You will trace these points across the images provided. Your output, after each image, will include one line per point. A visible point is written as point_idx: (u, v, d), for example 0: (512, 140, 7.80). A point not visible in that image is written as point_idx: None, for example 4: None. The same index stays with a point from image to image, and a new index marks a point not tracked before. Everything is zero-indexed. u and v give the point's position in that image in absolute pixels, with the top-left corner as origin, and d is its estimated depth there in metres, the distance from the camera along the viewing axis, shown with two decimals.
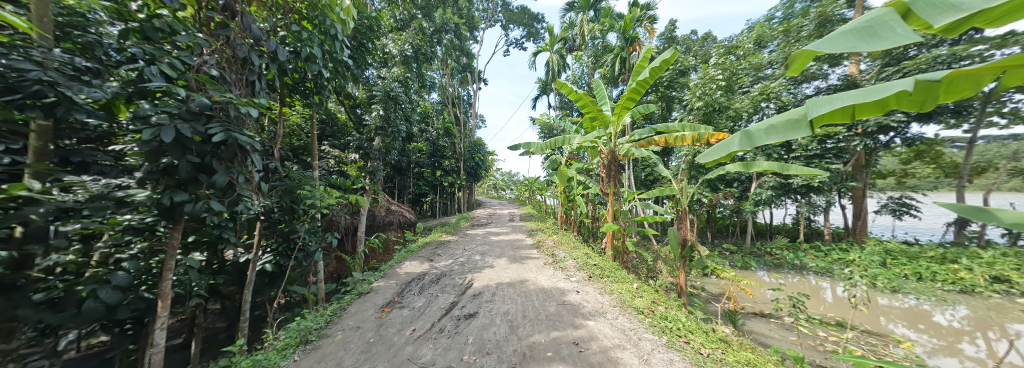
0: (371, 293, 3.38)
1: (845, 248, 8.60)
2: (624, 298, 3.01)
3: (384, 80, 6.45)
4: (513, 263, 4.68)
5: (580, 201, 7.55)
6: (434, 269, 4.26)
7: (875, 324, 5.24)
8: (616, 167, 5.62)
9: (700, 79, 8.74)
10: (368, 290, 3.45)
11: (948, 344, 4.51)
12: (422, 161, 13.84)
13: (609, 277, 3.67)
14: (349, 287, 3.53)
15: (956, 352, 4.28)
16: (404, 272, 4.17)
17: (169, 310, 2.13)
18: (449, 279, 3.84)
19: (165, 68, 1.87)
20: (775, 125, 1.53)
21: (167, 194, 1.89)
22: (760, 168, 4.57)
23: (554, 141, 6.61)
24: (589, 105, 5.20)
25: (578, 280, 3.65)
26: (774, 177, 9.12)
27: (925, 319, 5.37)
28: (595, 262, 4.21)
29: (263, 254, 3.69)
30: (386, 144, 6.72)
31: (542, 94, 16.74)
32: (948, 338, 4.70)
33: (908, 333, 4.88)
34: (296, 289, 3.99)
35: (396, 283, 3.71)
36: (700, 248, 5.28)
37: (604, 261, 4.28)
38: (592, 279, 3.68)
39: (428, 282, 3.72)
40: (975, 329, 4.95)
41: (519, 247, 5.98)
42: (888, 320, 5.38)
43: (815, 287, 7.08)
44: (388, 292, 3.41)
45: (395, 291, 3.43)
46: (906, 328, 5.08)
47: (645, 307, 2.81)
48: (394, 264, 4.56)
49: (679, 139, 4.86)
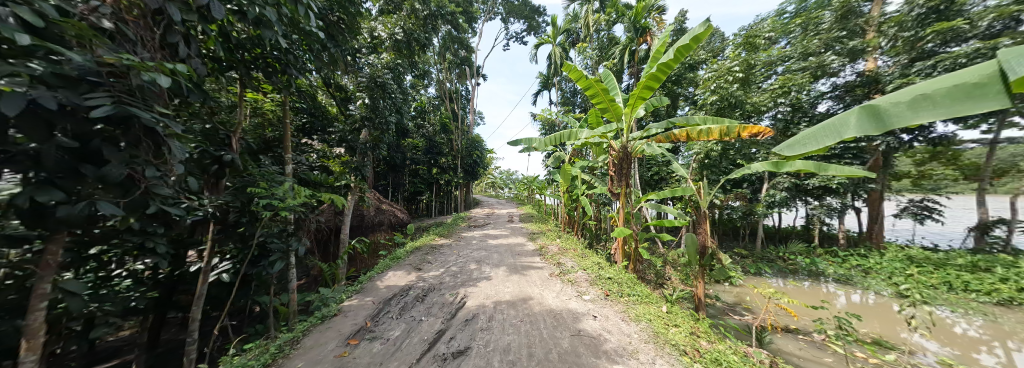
0: (338, 318, 2.80)
1: (863, 253, 8.12)
2: (655, 329, 2.46)
3: (372, 67, 5.83)
4: (512, 273, 4.11)
5: (587, 203, 6.99)
6: (423, 282, 3.71)
7: (892, 332, 4.88)
8: (629, 165, 5.08)
9: (714, 71, 8.10)
10: (335, 313, 2.87)
11: (965, 355, 4.16)
12: (417, 158, 13.29)
13: (629, 296, 3.13)
14: (315, 308, 2.95)
15: (975, 362, 3.99)
16: (387, 285, 3.61)
17: (40, 352, 1.55)
18: (437, 295, 3.29)
19: (22, 10, 1.25)
20: (930, 96, 0.96)
21: (25, 193, 1.30)
22: (795, 168, 4.05)
23: (559, 135, 6.01)
24: (599, 93, 4.56)
25: (592, 299, 3.09)
26: (787, 178, 8.64)
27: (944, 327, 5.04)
28: (609, 275, 3.68)
29: (220, 262, 3.15)
30: (375, 138, 6.11)
31: (542, 90, 16.15)
32: (968, 348, 4.39)
33: (921, 341, 4.55)
34: (259, 304, 3.44)
35: (373, 302, 3.12)
36: (721, 256, 4.57)
37: (620, 276, 3.76)
38: (610, 298, 3.13)
39: (412, 300, 3.17)
40: (994, 339, 4.65)
41: (520, 253, 5.43)
42: (904, 328, 5.06)
43: (829, 294, 6.73)
44: (360, 316, 2.83)
45: (369, 314, 2.86)
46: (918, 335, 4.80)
47: (687, 344, 2.26)
48: (376, 275, 3.99)
49: (703, 133, 3.93)
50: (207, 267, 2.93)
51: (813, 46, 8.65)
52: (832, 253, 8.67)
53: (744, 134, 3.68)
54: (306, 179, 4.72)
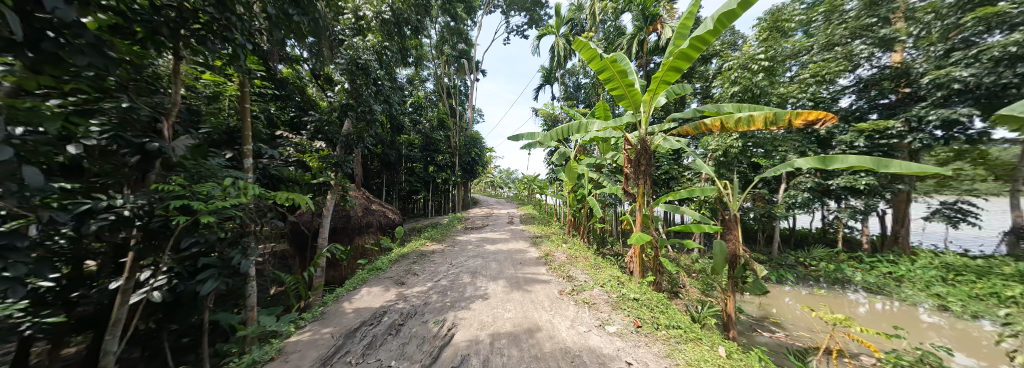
0: (278, 363, 2.12)
1: (892, 260, 7.52)
2: None
3: (355, 48, 5.15)
4: (513, 290, 3.47)
5: (595, 203, 6.34)
6: (402, 303, 3.07)
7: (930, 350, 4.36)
8: (647, 161, 4.41)
9: (734, 60, 7.43)
10: (275, 356, 2.19)
11: None
12: (412, 155, 12.64)
13: (668, 330, 2.50)
14: (254, 348, 2.27)
15: None
16: (354, 309, 2.97)
17: None
18: (414, 325, 2.62)
19: None
20: None
21: None
22: (849, 164, 3.50)
23: (566, 128, 5.36)
24: (615, 76, 3.88)
25: (619, 333, 2.44)
26: (809, 177, 8.02)
27: (980, 342, 4.56)
28: (634, 297, 3.05)
29: (151, 277, 2.54)
30: (358, 130, 5.44)
31: (544, 84, 15.47)
32: (995, 361, 4.00)
33: (959, 358, 4.08)
34: (206, 327, 2.82)
35: (331, 336, 2.47)
36: (756, 266, 3.93)
37: (646, 296, 3.18)
38: (641, 330, 2.49)
39: (381, 335, 2.48)
40: None
41: (522, 261, 4.81)
42: (933, 341, 4.62)
43: (850, 303, 6.30)
44: (306, 360, 2.15)
45: (319, 357, 2.18)
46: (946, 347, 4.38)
47: None
48: (347, 293, 3.33)
49: (742, 122, 3.27)
50: (129, 285, 2.28)
51: (838, 36, 8.00)
52: (856, 259, 8.07)
53: (797, 122, 3.02)
54: (273, 176, 4.06)
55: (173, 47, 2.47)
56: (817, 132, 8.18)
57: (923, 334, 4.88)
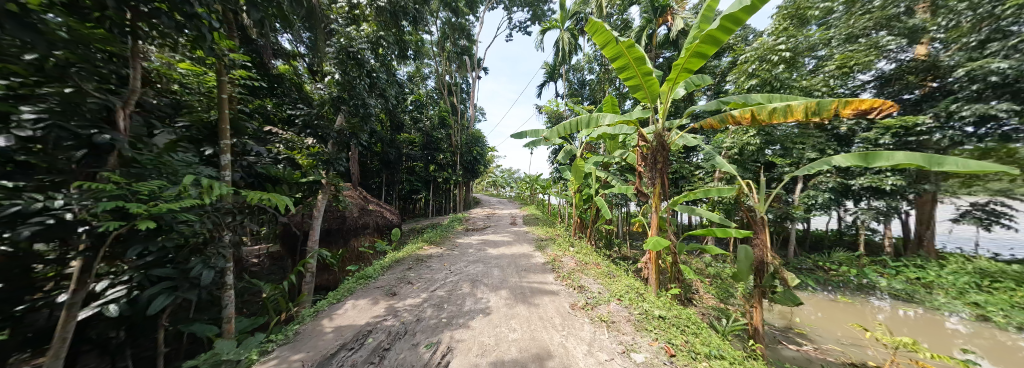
0: None
1: (919, 264, 7.09)
2: None
3: (347, 37, 4.81)
4: (518, 303, 3.12)
5: (603, 204, 5.93)
6: (390, 321, 2.73)
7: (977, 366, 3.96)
8: (664, 159, 4.04)
9: (751, 52, 7.02)
10: None
11: None
12: (412, 154, 12.34)
13: (709, 360, 2.14)
14: None
15: None
16: (334, 328, 2.63)
17: None
18: (400, 353, 2.23)
19: None
20: None
21: None
22: (895, 162, 3.11)
23: (574, 122, 4.95)
24: (631, 64, 3.53)
25: (649, 365, 2.05)
26: (830, 177, 7.59)
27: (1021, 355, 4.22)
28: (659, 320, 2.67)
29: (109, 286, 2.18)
30: (351, 125, 5.10)
31: (547, 81, 15.11)
32: None
33: None
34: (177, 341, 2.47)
35: (302, 365, 2.09)
36: (786, 274, 3.55)
37: (673, 314, 2.84)
38: (673, 361, 2.10)
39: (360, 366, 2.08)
40: None
41: (527, 268, 4.47)
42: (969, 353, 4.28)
43: (870, 309, 5.98)
44: None
45: None
46: (993, 363, 3.99)
47: None
48: (330, 310, 2.96)
49: (777, 113, 2.92)
50: (80, 297, 1.93)
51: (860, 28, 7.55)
52: (879, 263, 7.64)
53: (845, 111, 2.63)
54: (258, 175, 3.74)
55: (141, 26, 2.20)
56: (837, 129, 7.75)
57: (956, 344, 4.53)
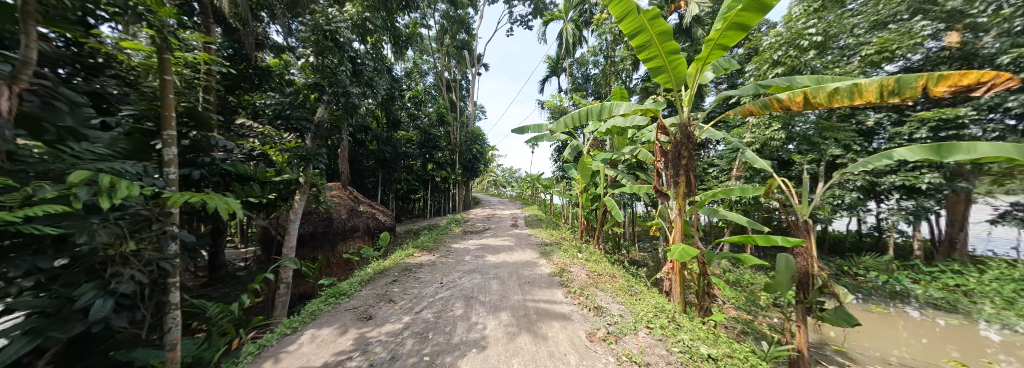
0: None
1: (955, 270, 6.54)
2: None
3: (327, 18, 4.26)
4: (519, 331, 2.60)
5: (613, 205, 5.38)
6: (355, 361, 2.20)
7: None
8: (691, 152, 3.45)
9: (774, 39, 6.44)
10: None
11: None
12: (409, 152, 11.80)
13: None
14: None
15: None
16: None
17: None
18: None
19: None
20: None
21: None
22: (978, 155, 2.54)
23: (583, 112, 4.39)
24: (655, 40, 2.97)
25: None
26: (857, 175, 7.02)
27: None
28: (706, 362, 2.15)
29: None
30: (334, 118, 4.57)
31: (550, 76, 14.53)
32: None
33: None
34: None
35: None
36: (837, 289, 3.01)
37: (719, 350, 2.33)
38: None
39: None
40: None
41: (531, 280, 3.94)
42: None
43: (899, 316, 5.56)
44: None
45: None
46: None
47: None
48: (286, 347, 2.41)
49: (847, 96, 2.36)
50: None
51: None
52: (910, 268, 7.08)
53: (938, 89, 2.13)
54: (218, 175, 3.21)
55: None
56: (864, 123, 7.19)
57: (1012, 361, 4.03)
